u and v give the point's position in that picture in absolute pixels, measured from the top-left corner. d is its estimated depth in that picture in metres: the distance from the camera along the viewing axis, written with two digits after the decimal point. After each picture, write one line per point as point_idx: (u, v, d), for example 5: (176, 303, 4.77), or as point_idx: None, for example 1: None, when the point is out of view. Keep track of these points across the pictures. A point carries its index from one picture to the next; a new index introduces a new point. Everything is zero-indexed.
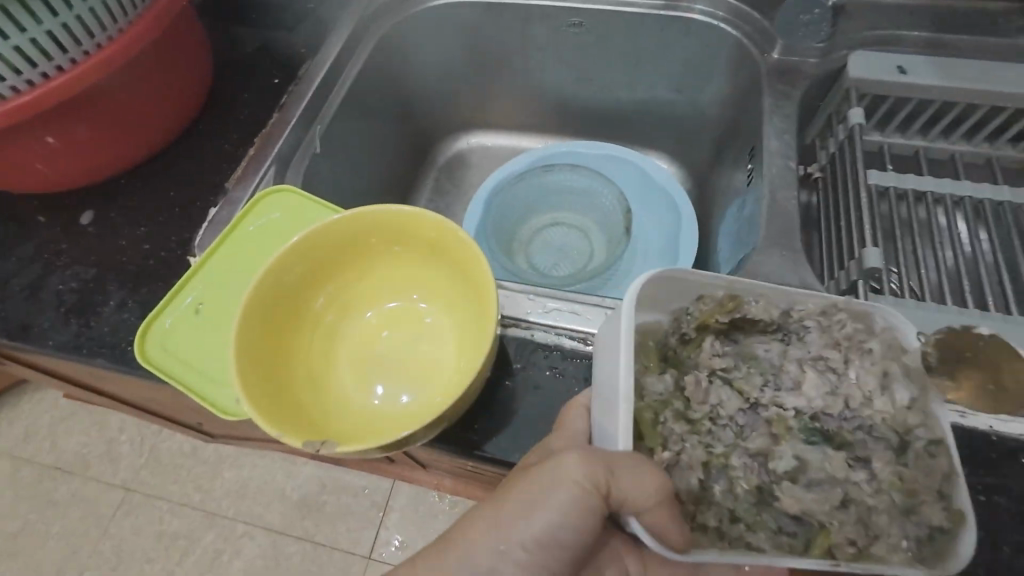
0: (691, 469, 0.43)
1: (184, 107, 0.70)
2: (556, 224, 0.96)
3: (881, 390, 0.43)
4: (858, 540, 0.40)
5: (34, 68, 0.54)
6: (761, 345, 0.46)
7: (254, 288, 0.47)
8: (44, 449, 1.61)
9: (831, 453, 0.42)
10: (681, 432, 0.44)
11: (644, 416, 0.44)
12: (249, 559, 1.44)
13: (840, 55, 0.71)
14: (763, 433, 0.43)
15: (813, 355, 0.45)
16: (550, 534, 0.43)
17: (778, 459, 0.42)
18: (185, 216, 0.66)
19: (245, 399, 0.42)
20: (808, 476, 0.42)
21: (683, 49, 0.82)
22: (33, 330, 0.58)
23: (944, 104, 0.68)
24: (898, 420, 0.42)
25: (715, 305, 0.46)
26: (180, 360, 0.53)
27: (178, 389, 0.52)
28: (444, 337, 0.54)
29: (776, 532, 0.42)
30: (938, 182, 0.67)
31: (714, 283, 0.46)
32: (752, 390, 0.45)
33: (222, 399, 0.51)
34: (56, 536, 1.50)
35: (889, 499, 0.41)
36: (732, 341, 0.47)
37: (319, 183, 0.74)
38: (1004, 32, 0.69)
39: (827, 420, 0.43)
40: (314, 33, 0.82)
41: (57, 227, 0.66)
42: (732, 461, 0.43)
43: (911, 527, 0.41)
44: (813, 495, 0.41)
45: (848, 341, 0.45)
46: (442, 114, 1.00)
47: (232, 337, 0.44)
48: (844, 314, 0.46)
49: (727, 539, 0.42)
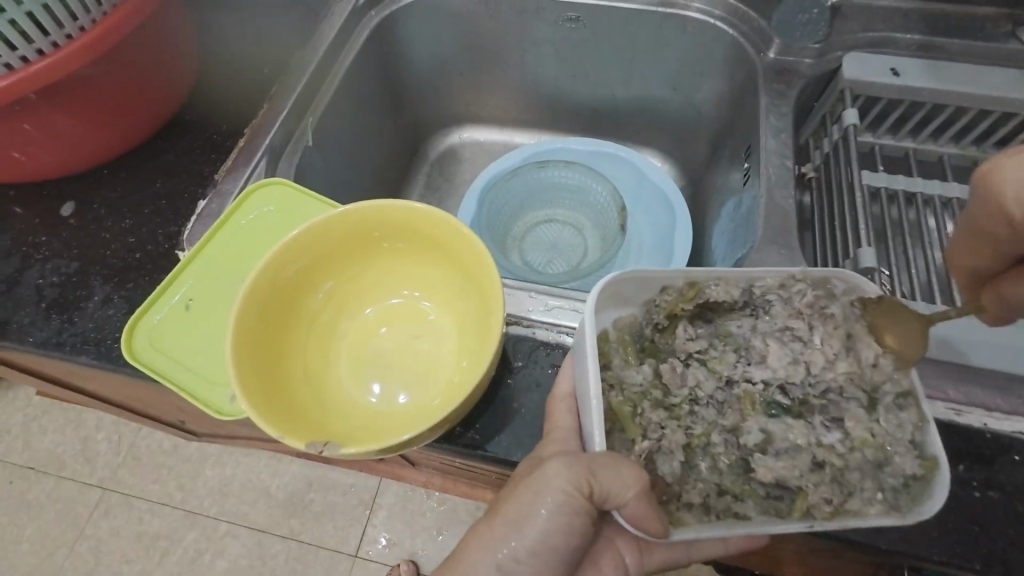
0: (673, 452, 0.43)
1: (171, 96, 0.68)
2: (550, 221, 0.95)
3: (846, 351, 0.45)
4: (833, 498, 0.41)
5: (13, 52, 0.51)
6: (733, 323, 0.47)
7: (251, 284, 0.45)
8: (16, 448, 1.55)
9: (792, 422, 0.43)
10: (660, 420, 0.44)
11: (623, 409, 0.44)
12: (232, 558, 1.41)
13: (835, 57, 0.72)
14: (736, 409, 0.44)
15: (778, 327, 0.46)
16: (555, 532, 0.43)
17: (746, 434, 0.43)
18: (173, 209, 0.64)
19: (244, 398, 0.41)
20: (775, 446, 0.43)
21: (679, 47, 0.82)
22: (11, 326, 0.56)
23: (936, 107, 0.69)
24: (864, 378, 0.44)
25: (678, 295, 0.47)
26: (171, 359, 0.51)
27: (170, 388, 0.50)
28: (444, 335, 0.53)
29: (764, 499, 0.42)
30: (929, 184, 0.69)
31: (673, 275, 0.46)
32: (725, 368, 0.46)
33: (216, 398, 0.50)
34: (29, 537, 1.45)
35: (862, 455, 0.42)
36: (706, 322, 0.48)
37: (311, 176, 0.72)
38: (993, 37, 0.70)
39: (792, 391, 0.44)
40: (305, 22, 0.80)
41: (36, 219, 0.63)
42: (712, 439, 0.44)
43: (886, 478, 0.42)
44: (784, 462, 0.42)
45: (810, 310, 0.46)
46: (435, 107, 0.98)
47: (230, 335, 0.42)
48: (803, 284, 0.47)
49: (715, 512, 0.42)
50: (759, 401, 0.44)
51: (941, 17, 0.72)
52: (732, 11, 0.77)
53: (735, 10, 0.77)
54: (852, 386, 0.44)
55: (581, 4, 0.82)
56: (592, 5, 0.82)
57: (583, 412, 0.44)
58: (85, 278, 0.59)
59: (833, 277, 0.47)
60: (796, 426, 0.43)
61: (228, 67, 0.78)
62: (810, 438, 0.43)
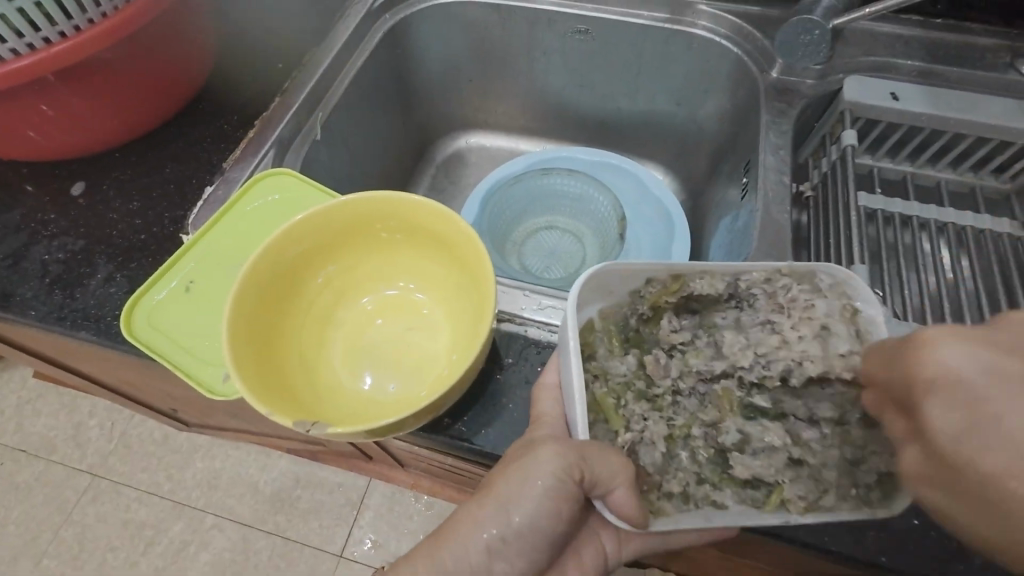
0: (655, 443, 0.45)
1: (186, 85, 0.69)
2: (550, 227, 0.97)
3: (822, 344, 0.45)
4: (808, 494, 0.43)
5: (36, 33, 0.53)
6: (719, 316, 0.49)
7: (252, 266, 0.46)
8: (8, 430, 1.56)
9: (768, 425, 0.45)
10: (643, 411, 0.46)
11: (607, 401, 0.46)
12: (216, 552, 1.40)
13: (836, 79, 0.73)
14: (715, 406, 0.46)
15: (761, 320, 0.47)
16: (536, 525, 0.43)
17: (725, 433, 0.45)
18: (180, 194, 0.65)
19: (237, 375, 0.41)
20: (753, 445, 0.44)
21: (684, 63, 0.84)
22: (14, 299, 0.57)
23: (934, 132, 0.70)
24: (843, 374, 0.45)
25: (663, 288, 0.48)
26: (168, 338, 0.52)
27: (165, 366, 0.51)
28: (438, 328, 0.54)
29: (741, 490, 0.44)
30: (925, 208, 0.69)
31: (655, 268, 0.47)
32: (703, 361, 0.47)
33: (210, 378, 0.50)
34: (15, 520, 1.45)
35: (837, 453, 0.44)
36: (690, 314, 0.50)
37: (317, 170, 0.74)
38: (992, 67, 0.72)
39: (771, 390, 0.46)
40: (322, 22, 0.82)
41: (46, 197, 0.65)
42: (693, 431, 0.45)
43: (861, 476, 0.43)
44: (760, 460, 0.44)
45: (792, 305, 0.47)
46: (443, 111, 1.00)
47: (228, 313, 0.43)
48: (788, 279, 0.48)
49: (694, 500, 0.43)
50: (738, 402, 0.46)
51: (941, 46, 0.73)
52: (737, 31, 0.79)
53: (740, 30, 0.78)
54: (832, 379, 0.44)
55: (590, 16, 0.84)
56: (601, 19, 0.83)
57: (567, 399, 0.45)
58: (89, 256, 0.60)
59: (818, 271, 0.47)
60: (773, 427, 0.45)
61: (244, 61, 0.80)
62: (786, 438, 0.44)
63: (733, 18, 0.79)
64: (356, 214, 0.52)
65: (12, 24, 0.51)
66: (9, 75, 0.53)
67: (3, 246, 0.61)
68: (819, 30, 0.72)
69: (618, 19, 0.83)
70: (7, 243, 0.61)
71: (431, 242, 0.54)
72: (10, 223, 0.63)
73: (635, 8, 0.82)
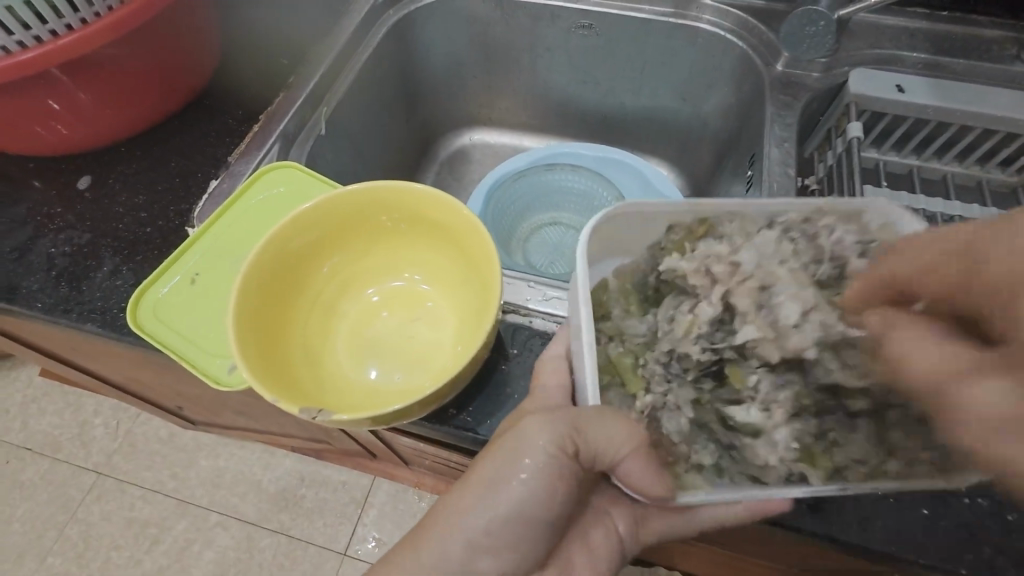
0: (679, 409, 0.45)
1: (191, 81, 0.70)
2: (555, 224, 0.97)
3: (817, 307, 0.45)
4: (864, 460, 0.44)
5: (44, 25, 0.54)
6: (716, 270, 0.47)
7: (257, 256, 0.47)
8: (14, 428, 1.56)
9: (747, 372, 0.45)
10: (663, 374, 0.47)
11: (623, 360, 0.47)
12: (220, 550, 1.40)
13: (841, 72, 0.73)
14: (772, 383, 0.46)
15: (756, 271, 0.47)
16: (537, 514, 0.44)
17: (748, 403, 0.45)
18: (185, 188, 0.65)
19: (242, 362, 0.41)
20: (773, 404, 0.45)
21: (688, 58, 0.84)
22: (21, 292, 0.57)
23: (939, 125, 0.70)
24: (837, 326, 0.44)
25: (686, 232, 0.49)
26: (172, 329, 0.52)
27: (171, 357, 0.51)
28: (443, 319, 0.54)
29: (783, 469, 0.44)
30: (930, 201, 0.69)
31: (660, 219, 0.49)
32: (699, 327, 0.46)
33: (216, 369, 0.50)
34: (20, 519, 1.45)
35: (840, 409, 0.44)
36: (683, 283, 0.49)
37: (322, 165, 0.74)
38: (999, 59, 0.71)
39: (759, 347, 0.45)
40: (326, 18, 0.82)
41: (53, 191, 0.65)
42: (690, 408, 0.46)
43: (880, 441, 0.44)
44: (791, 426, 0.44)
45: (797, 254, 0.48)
46: (446, 108, 1.00)
47: (233, 302, 0.44)
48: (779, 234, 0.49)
49: (727, 474, 0.45)
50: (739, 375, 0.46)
51: (947, 38, 0.73)
52: (741, 24, 0.78)
53: (744, 24, 0.78)
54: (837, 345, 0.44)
55: (593, 12, 0.84)
56: (604, 13, 0.83)
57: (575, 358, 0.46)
58: (95, 249, 0.60)
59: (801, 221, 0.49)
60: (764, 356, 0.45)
61: (248, 57, 0.80)
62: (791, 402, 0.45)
63: (738, 12, 0.78)
64: (362, 205, 0.52)
65: (18, 16, 0.51)
66: (17, 68, 0.53)
67: (9, 239, 0.61)
68: (824, 20, 0.72)
69: (621, 14, 0.83)
70: (14, 236, 0.61)
71: (437, 235, 0.54)
72: (16, 218, 0.63)
73: (638, 3, 0.82)
